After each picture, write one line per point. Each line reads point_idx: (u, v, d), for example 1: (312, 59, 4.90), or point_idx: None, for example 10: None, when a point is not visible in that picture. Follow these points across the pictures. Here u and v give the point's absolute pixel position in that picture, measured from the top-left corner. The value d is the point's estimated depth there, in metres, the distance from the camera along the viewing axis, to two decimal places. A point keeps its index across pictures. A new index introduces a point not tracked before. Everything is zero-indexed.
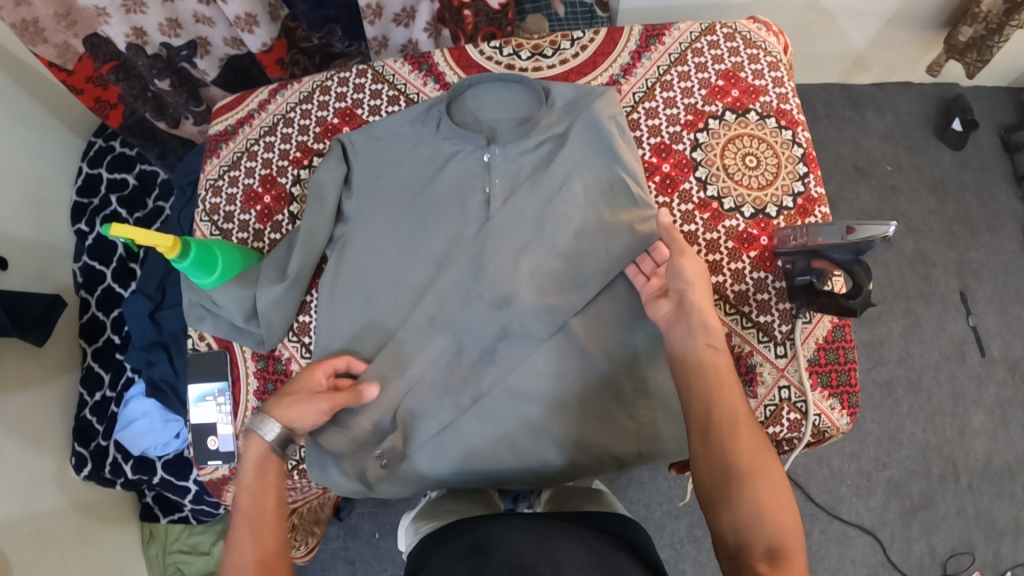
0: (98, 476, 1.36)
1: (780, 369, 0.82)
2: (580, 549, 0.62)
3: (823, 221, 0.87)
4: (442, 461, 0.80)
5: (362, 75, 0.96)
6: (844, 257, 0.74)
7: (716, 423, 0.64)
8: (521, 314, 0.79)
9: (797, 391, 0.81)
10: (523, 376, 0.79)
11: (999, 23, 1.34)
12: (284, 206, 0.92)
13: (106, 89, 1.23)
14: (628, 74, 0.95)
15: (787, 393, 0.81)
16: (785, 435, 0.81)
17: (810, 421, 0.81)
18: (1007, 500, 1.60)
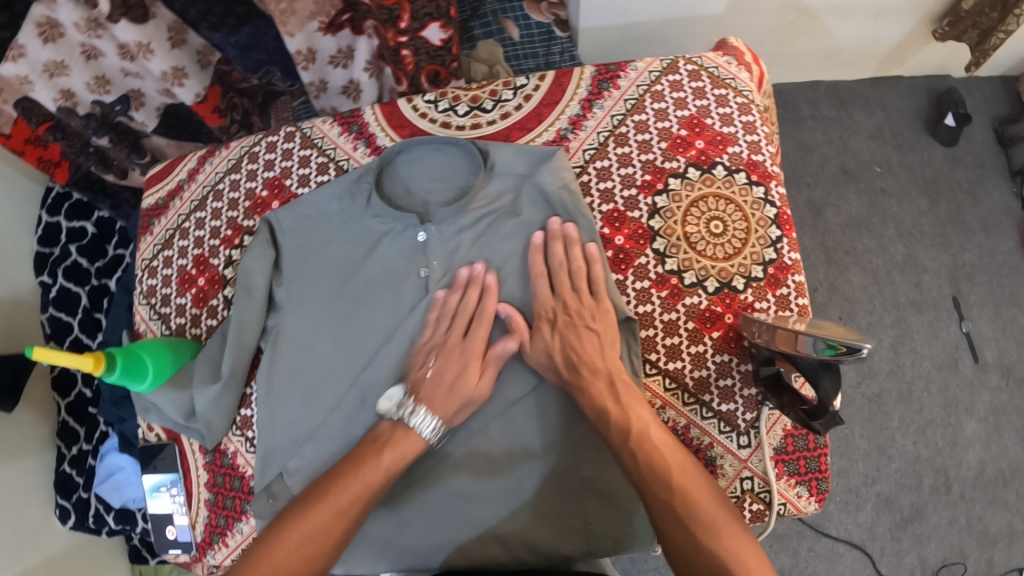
0: (82, 527, 1.38)
1: (742, 460, 0.80)
2: None
3: (801, 314, 0.82)
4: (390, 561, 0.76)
5: (289, 139, 0.88)
6: (811, 365, 0.72)
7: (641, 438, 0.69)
8: None
9: (761, 481, 0.79)
10: (467, 470, 0.74)
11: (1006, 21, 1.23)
12: (218, 289, 0.86)
13: (47, 148, 1.17)
14: (578, 128, 0.88)
15: (749, 483, 0.79)
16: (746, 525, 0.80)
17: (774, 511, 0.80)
18: (1000, 507, 1.57)
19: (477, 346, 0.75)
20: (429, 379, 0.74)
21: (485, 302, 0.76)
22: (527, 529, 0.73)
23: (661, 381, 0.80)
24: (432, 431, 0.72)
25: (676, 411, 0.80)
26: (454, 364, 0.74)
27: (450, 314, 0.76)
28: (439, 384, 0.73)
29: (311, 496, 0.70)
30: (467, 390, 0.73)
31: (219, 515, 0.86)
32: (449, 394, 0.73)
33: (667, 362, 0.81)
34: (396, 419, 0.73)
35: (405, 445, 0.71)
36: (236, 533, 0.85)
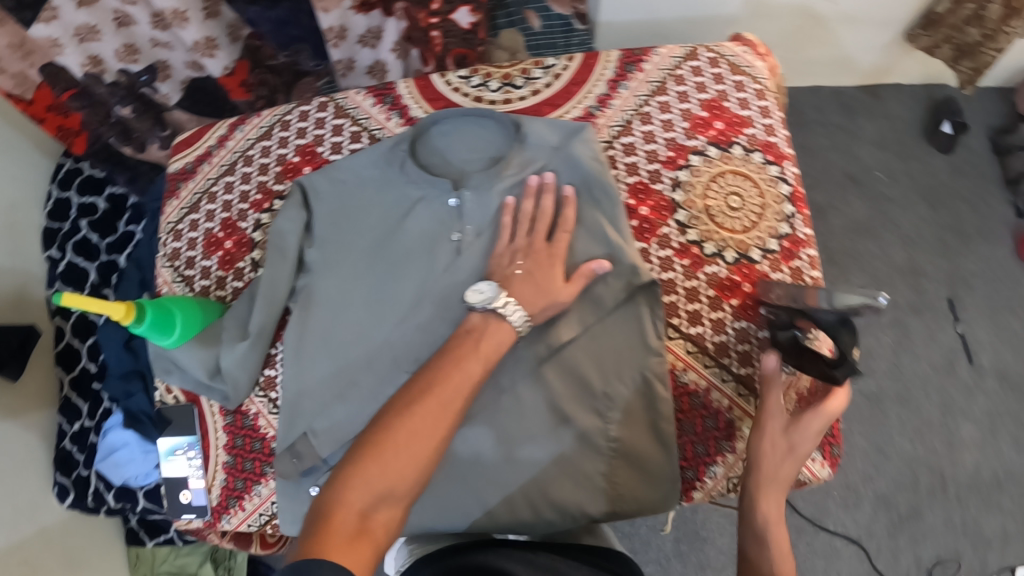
0: (81, 504, 1.36)
1: None
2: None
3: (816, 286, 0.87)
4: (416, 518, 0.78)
5: (322, 108, 0.90)
6: (829, 320, 0.75)
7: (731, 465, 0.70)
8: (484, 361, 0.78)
9: None
10: (496, 424, 0.78)
11: (995, 28, 1.32)
12: (246, 252, 0.87)
13: (68, 117, 1.15)
14: (604, 106, 0.92)
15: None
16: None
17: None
18: (995, 509, 1.59)
19: (563, 250, 0.76)
20: (519, 276, 0.73)
21: (564, 211, 0.78)
22: (548, 484, 0.77)
23: (683, 344, 0.84)
24: (523, 323, 0.69)
25: (697, 373, 0.83)
26: (541, 265, 0.74)
27: (528, 220, 0.78)
28: (532, 279, 0.73)
29: (408, 402, 0.59)
30: (554, 291, 0.73)
31: (236, 478, 0.86)
32: (539, 290, 0.72)
33: (689, 327, 0.85)
34: (487, 310, 0.69)
35: (495, 337, 0.67)
36: (254, 495, 0.85)
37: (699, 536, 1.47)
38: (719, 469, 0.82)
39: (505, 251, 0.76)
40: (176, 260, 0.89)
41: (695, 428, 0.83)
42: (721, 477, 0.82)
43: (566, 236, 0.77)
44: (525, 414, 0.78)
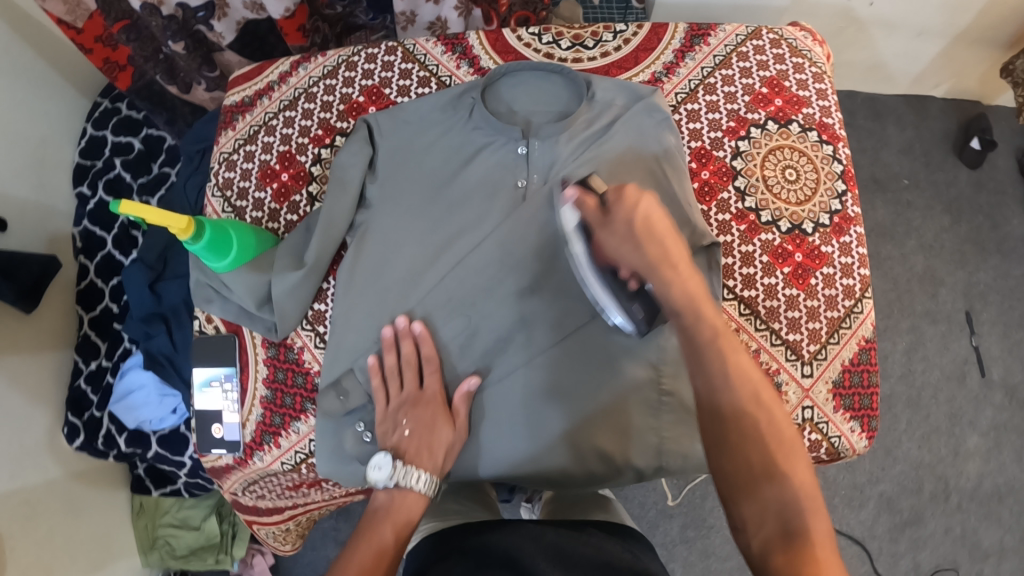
0: (91, 448, 1.34)
1: (805, 389, 0.88)
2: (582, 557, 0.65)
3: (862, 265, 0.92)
4: (471, 456, 0.80)
5: (390, 52, 0.90)
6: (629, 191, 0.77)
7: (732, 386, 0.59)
8: (539, 310, 0.80)
9: (819, 411, 0.88)
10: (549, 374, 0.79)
11: None
12: (303, 185, 0.87)
13: (115, 50, 1.15)
14: (671, 73, 0.94)
15: (810, 413, 0.88)
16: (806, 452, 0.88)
17: (829, 440, 0.89)
18: (994, 522, 1.61)
19: (437, 393, 0.77)
20: (408, 440, 0.74)
21: (422, 350, 0.78)
22: (595, 433, 0.78)
23: (737, 305, 0.88)
24: (428, 487, 0.70)
25: (750, 334, 0.87)
26: (424, 422, 0.75)
27: (395, 373, 0.78)
28: (420, 437, 0.74)
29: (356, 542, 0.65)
30: (444, 437, 0.75)
31: (274, 414, 0.84)
32: (428, 452, 0.73)
33: (743, 290, 0.88)
34: (390, 487, 0.70)
35: (407, 510, 0.69)
36: (292, 433, 0.83)
37: (706, 523, 1.48)
38: None
39: (384, 418, 0.76)
40: (230, 190, 0.88)
41: None
42: None
43: (435, 378, 0.78)
44: (564, 384, 0.79)
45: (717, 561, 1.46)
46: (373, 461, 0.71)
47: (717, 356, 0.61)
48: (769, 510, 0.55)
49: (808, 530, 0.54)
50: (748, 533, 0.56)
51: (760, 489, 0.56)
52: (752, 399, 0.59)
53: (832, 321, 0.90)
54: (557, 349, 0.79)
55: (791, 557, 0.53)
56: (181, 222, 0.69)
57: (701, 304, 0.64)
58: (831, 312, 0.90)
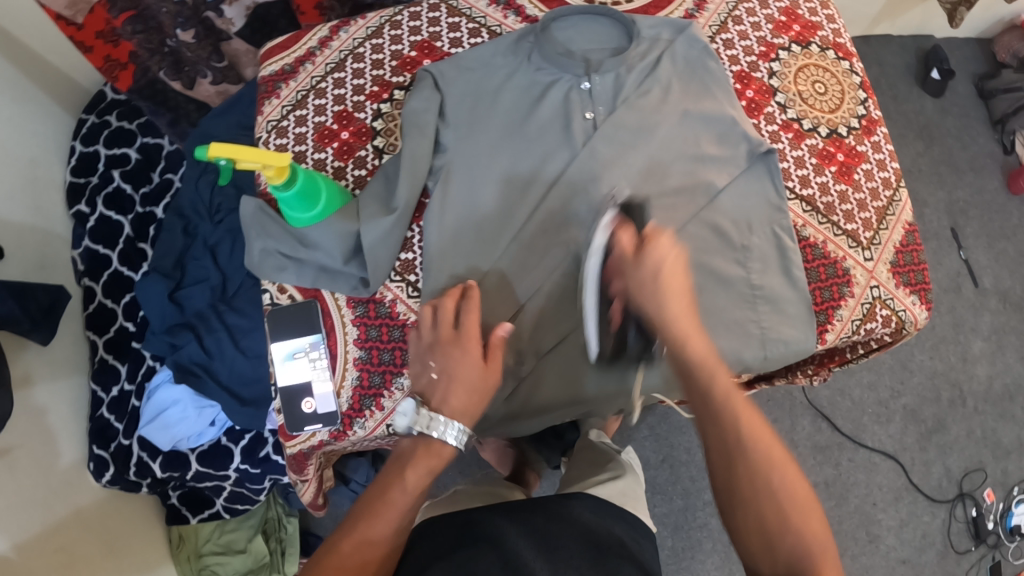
0: (122, 479, 1.26)
1: (870, 271, 0.91)
2: (578, 546, 0.68)
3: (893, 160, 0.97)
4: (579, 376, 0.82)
5: (434, 9, 0.91)
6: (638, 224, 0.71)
7: (740, 451, 0.59)
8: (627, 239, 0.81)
9: (886, 289, 0.91)
10: None
11: None
12: (367, 141, 0.86)
13: (117, 46, 1.11)
14: (702, 9, 0.98)
15: (878, 292, 0.90)
16: (881, 328, 0.89)
17: (896, 315, 0.91)
18: (1008, 420, 1.71)
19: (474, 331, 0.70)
20: (437, 382, 0.68)
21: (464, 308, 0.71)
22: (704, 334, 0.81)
23: (799, 204, 0.90)
24: (457, 434, 0.66)
25: (814, 228, 0.90)
26: (456, 365, 0.68)
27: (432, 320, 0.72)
28: (447, 383, 0.68)
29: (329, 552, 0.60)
30: (475, 380, 0.67)
31: (372, 374, 0.81)
32: (469, 394, 0.67)
33: (801, 189, 0.92)
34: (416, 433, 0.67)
35: (431, 462, 0.65)
36: (395, 390, 0.80)
37: None
38: (844, 312, 0.88)
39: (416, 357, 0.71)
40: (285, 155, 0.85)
41: (820, 275, 0.89)
42: (846, 318, 0.88)
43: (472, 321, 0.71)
44: None
45: None
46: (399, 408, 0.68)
47: (729, 424, 0.60)
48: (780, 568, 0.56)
49: None
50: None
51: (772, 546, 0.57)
52: (764, 465, 0.59)
53: (879, 210, 0.94)
54: None
55: None
56: (274, 165, 0.67)
57: (708, 363, 0.63)
58: (877, 203, 0.94)
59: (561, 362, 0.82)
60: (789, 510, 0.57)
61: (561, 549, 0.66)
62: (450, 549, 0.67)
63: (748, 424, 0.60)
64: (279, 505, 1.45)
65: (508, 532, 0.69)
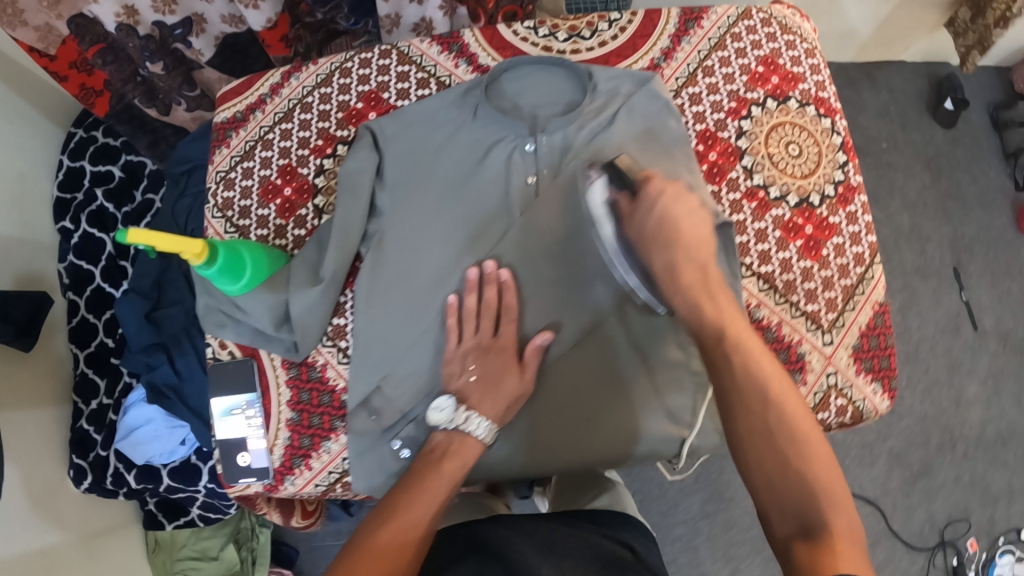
0: (99, 488, 1.29)
1: (827, 356, 0.87)
2: (585, 554, 0.62)
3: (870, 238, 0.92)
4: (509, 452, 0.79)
5: (385, 56, 0.90)
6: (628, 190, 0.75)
7: (746, 373, 0.62)
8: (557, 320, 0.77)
9: (842, 377, 0.87)
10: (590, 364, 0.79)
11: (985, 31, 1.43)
12: (308, 199, 0.87)
13: (91, 74, 1.14)
14: (670, 58, 0.91)
15: (834, 379, 0.87)
16: (833, 419, 0.87)
17: (854, 405, 0.88)
18: (999, 467, 1.65)
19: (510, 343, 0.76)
20: (474, 384, 0.74)
21: (506, 297, 0.77)
22: (638, 419, 0.78)
23: (755, 282, 0.87)
24: (488, 433, 0.72)
25: (770, 309, 0.87)
26: (495, 366, 0.75)
27: (474, 316, 0.76)
28: (486, 383, 0.74)
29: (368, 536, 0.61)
30: (511, 388, 0.74)
31: (302, 435, 0.82)
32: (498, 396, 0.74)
33: (760, 266, 0.88)
34: (450, 429, 0.72)
35: (464, 452, 0.71)
36: (323, 453, 0.82)
37: (726, 496, 1.50)
38: None
39: (455, 357, 0.76)
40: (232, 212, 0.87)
41: None
42: None
43: (513, 326, 0.77)
44: (575, 394, 0.78)
45: (739, 532, 1.49)
46: (435, 403, 0.74)
47: (729, 358, 0.63)
48: (787, 492, 0.56)
49: (825, 517, 0.54)
50: (771, 526, 0.57)
51: (782, 467, 0.57)
52: (761, 383, 0.61)
53: (846, 289, 0.89)
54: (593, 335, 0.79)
55: (812, 546, 0.53)
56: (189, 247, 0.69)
57: (707, 307, 0.68)
58: (845, 280, 0.90)
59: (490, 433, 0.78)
60: (798, 434, 0.58)
61: (569, 555, 0.60)
62: (460, 561, 0.60)
63: (753, 347, 0.64)
64: (252, 516, 1.49)
65: (516, 541, 0.61)
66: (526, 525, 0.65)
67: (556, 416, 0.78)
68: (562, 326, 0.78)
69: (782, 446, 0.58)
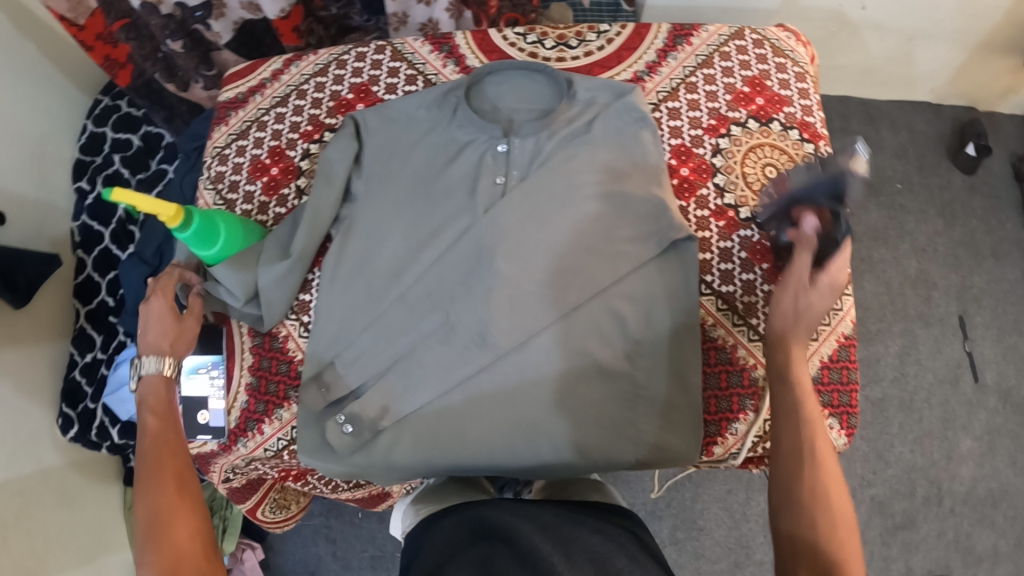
0: (84, 439, 1.33)
1: None
2: (595, 539, 0.65)
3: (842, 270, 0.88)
4: (452, 448, 0.77)
5: (379, 51, 0.93)
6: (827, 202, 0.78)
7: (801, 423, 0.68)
8: (501, 317, 0.77)
9: None
10: (536, 368, 0.78)
11: None
12: (292, 179, 0.91)
13: (116, 47, 1.20)
14: (653, 72, 0.92)
15: None
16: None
17: None
18: (986, 526, 1.59)
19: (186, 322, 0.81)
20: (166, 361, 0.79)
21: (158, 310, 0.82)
22: (580, 427, 0.78)
23: (714, 301, 0.86)
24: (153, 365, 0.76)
25: (727, 329, 0.85)
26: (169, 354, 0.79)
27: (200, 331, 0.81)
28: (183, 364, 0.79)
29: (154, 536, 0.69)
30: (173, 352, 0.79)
31: (259, 401, 0.85)
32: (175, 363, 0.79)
33: (721, 285, 0.87)
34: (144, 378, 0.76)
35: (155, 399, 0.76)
36: (274, 420, 0.84)
37: (696, 524, 1.49)
38: (741, 426, 0.84)
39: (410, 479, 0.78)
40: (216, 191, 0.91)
41: (720, 383, 0.85)
42: (742, 431, 0.83)
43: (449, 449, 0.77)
44: (518, 395, 0.77)
45: (708, 562, 1.48)
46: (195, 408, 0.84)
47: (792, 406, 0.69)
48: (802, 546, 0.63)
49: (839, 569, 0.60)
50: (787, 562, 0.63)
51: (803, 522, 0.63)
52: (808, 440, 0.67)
53: None
54: (543, 337, 0.78)
55: None
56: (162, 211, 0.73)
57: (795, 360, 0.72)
58: None
59: (431, 425, 0.77)
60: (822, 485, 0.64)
61: (576, 542, 0.64)
62: (467, 550, 0.63)
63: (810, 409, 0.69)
64: None
65: (520, 527, 0.64)
66: (535, 511, 0.68)
67: (493, 418, 0.77)
68: (515, 322, 0.77)
69: (793, 470, 0.66)
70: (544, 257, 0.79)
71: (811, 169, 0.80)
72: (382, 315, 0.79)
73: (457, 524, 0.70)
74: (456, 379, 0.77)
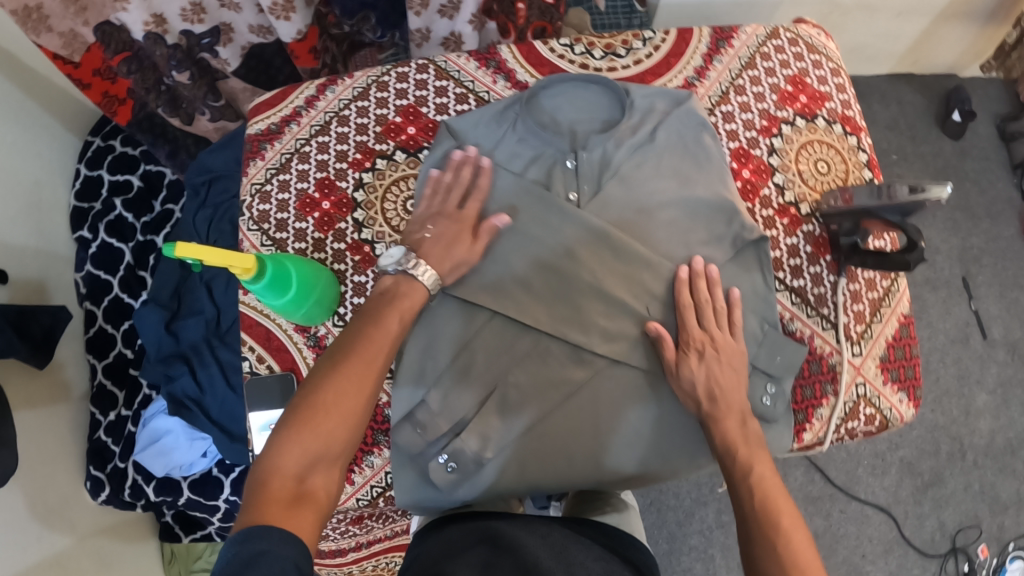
0: (117, 500, 1.26)
1: (857, 366, 0.87)
2: (597, 565, 0.61)
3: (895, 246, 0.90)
4: (558, 468, 0.77)
5: (422, 70, 0.91)
6: (895, 219, 0.79)
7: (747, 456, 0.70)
8: (593, 332, 0.78)
9: (872, 387, 0.87)
10: (633, 381, 0.78)
11: None
12: (347, 213, 0.87)
13: (114, 82, 1.14)
14: (703, 77, 0.92)
15: (863, 390, 0.87)
16: (862, 428, 0.86)
17: (881, 414, 0.88)
18: (1008, 475, 1.66)
19: (469, 216, 0.77)
20: (428, 240, 0.75)
21: (477, 179, 0.79)
22: (675, 433, 0.78)
23: (788, 296, 0.87)
24: (432, 282, 0.73)
25: (803, 322, 0.87)
26: (450, 234, 0.75)
27: (445, 189, 0.78)
28: (439, 244, 0.74)
29: (299, 423, 0.59)
30: (458, 253, 0.75)
31: None
32: (446, 254, 0.75)
33: (793, 279, 0.88)
34: (398, 272, 0.72)
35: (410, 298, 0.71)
36: (365, 467, 0.82)
37: None
38: (825, 410, 0.86)
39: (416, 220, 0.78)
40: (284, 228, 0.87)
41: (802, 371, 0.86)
42: (827, 416, 0.86)
43: (476, 202, 0.78)
44: (619, 409, 0.78)
45: None
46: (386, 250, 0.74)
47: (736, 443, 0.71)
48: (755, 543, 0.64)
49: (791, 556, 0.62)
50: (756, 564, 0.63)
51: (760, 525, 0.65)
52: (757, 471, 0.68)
53: (873, 302, 0.89)
54: (634, 351, 0.78)
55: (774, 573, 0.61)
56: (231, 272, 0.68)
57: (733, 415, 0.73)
58: (872, 293, 0.90)
59: (532, 452, 0.76)
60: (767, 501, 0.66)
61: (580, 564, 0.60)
62: (471, 551, 0.60)
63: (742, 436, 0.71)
64: None
65: (527, 543, 0.61)
66: (545, 529, 0.65)
67: (598, 433, 0.77)
68: (611, 336, 0.78)
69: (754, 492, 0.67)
70: (637, 272, 0.79)
71: (878, 191, 0.80)
72: (473, 342, 0.78)
73: (452, 534, 0.66)
74: (558, 401, 0.77)
